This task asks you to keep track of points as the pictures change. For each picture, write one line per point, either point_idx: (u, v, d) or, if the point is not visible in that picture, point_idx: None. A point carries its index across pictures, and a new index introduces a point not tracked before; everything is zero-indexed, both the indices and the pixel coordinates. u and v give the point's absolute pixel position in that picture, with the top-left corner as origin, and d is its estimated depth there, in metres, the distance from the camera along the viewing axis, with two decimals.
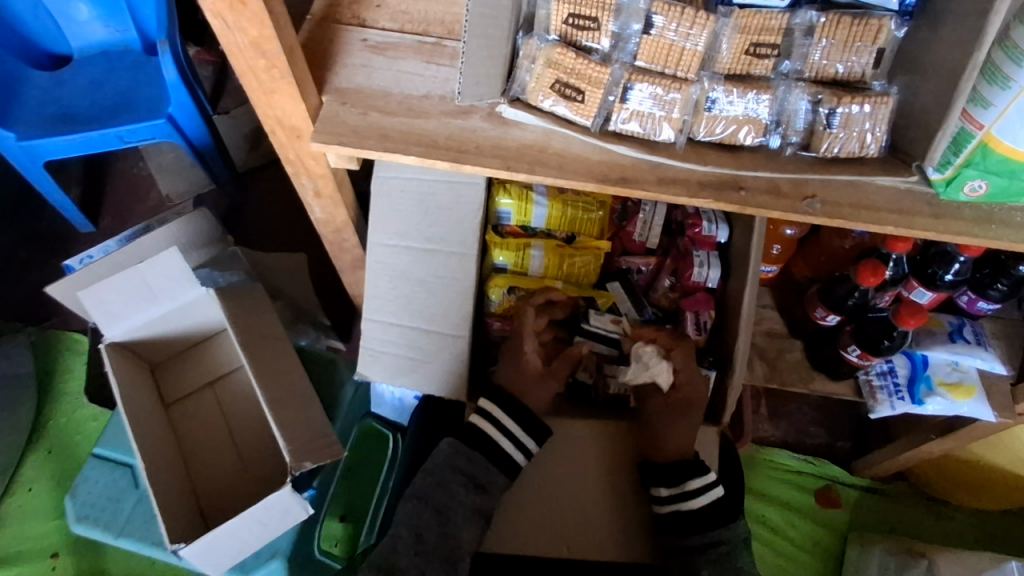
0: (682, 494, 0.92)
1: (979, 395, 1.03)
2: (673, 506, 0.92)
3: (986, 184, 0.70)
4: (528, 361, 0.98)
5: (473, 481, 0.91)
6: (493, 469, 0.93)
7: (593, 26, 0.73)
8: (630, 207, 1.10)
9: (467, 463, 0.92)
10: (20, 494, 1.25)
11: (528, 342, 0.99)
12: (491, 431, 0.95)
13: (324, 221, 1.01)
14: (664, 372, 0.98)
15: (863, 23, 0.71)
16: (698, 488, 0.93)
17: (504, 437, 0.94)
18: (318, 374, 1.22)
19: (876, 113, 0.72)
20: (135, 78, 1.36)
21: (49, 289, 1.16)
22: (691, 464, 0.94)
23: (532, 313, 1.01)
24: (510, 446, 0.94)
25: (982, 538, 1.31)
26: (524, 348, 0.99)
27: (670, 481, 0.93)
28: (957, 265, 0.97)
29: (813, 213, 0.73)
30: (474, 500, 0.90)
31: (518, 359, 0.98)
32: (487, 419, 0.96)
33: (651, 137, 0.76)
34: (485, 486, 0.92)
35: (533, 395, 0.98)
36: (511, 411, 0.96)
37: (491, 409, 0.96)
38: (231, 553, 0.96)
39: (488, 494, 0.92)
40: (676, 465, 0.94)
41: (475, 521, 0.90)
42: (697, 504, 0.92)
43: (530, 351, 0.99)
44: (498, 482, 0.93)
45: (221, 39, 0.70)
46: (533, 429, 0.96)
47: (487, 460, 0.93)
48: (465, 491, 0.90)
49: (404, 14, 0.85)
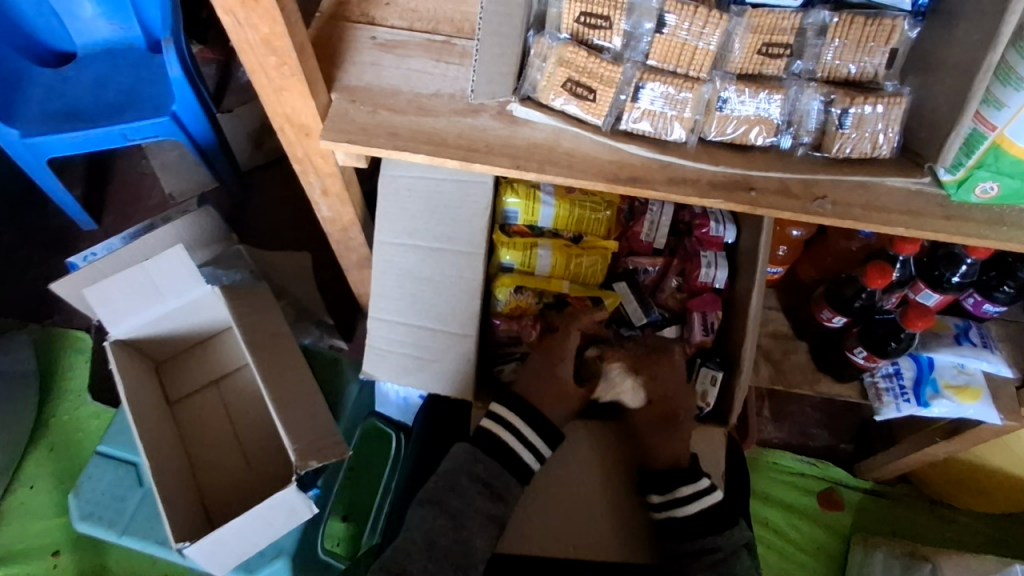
0: (672, 501, 0.92)
1: (986, 397, 1.03)
2: (665, 513, 0.92)
3: (997, 185, 0.70)
4: (565, 380, 0.98)
5: (490, 489, 0.91)
6: (509, 476, 0.93)
7: (605, 24, 0.73)
8: (637, 207, 1.11)
9: (485, 470, 0.92)
10: (22, 491, 1.25)
11: (567, 361, 0.98)
12: (510, 441, 0.94)
13: (330, 220, 1.00)
14: (627, 389, 0.99)
15: (876, 23, 0.71)
16: (687, 496, 0.91)
17: (521, 446, 0.95)
18: (322, 374, 1.25)
19: (889, 114, 0.72)
20: (140, 75, 1.36)
21: (55, 285, 1.17)
22: (682, 470, 0.93)
23: (574, 335, 1.00)
24: (526, 454, 0.95)
25: (985, 543, 1.31)
26: (567, 370, 0.98)
27: (661, 488, 0.93)
28: (964, 266, 0.97)
29: (824, 213, 0.73)
30: (489, 508, 0.90)
31: (561, 380, 0.98)
32: (505, 428, 0.95)
33: (662, 137, 0.76)
34: (502, 494, 0.92)
35: (551, 404, 0.97)
36: (528, 419, 0.95)
37: (508, 417, 0.96)
38: (235, 552, 0.95)
39: (505, 503, 0.91)
40: (666, 472, 0.93)
41: (489, 528, 0.89)
42: (689, 509, 0.91)
43: (569, 372, 0.98)
44: (513, 489, 0.93)
45: (232, 35, 0.70)
46: (547, 434, 0.96)
47: (503, 468, 0.93)
48: (482, 499, 0.90)
49: (413, 12, 0.85)
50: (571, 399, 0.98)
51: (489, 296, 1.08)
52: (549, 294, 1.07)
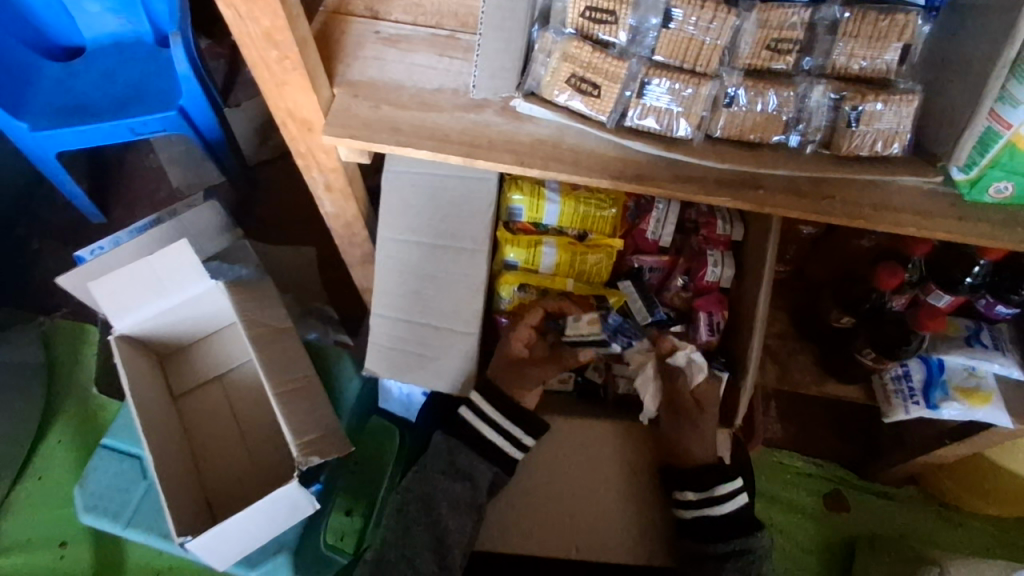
0: (709, 499, 0.93)
1: (996, 402, 1.01)
2: (698, 512, 0.93)
3: (1012, 185, 0.69)
4: (514, 348, 1.01)
5: (457, 471, 0.93)
6: (475, 456, 0.95)
7: (611, 20, 0.72)
8: (643, 204, 1.07)
9: (451, 453, 0.94)
10: (30, 482, 1.25)
11: (520, 331, 1.02)
12: (474, 420, 0.96)
13: (334, 216, 0.99)
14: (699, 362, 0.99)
15: (889, 18, 0.70)
16: (726, 494, 0.93)
17: (487, 425, 0.96)
18: (323, 366, 1.20)
19: (900, 112, 0.70)
20: (147, 68, 1.36)
21: (61, 280, 1.15)
22: (719, 469, 0.95)
23: (534, 310, 1.03)
24: (494, 435, 0.96)
25: (993, 546, 1.29)
26: (514, 338, 1.01)
27: (698, 486, 0.93)
28: (977, 267, 0.93)
29: (833, 213, 0.72)
30: (459, 491, 0.92)
31: (508, 349, 1.01)
32: (472, 408, 0.97)
33: (669, 134, 0.74)
34: (470, 475, 0.94)
35: (523, 385, 0.99)
36: (500, 404, 0.96)
37: (477, 400, 0.97)
38: (238, 547, 0.95)
39: (473, 484, 0.93)
40: (705, 470, 0.94)
41: (462, 511, 0.92)
42: (724, 509, 0.93)
43: (521, 344, 1.01)
44: (482, 470, 0.94)
45: (234, 30, 0.69)
46: (518, 417, 0.97)
47: (472, 449, 0.95)
48: (449, 482, 0.92)
49: (417, 6, 0.83)
50: (529, 375, 0.99)
51: (494, 293, 1.08)
52: (554, 292, 1.07)
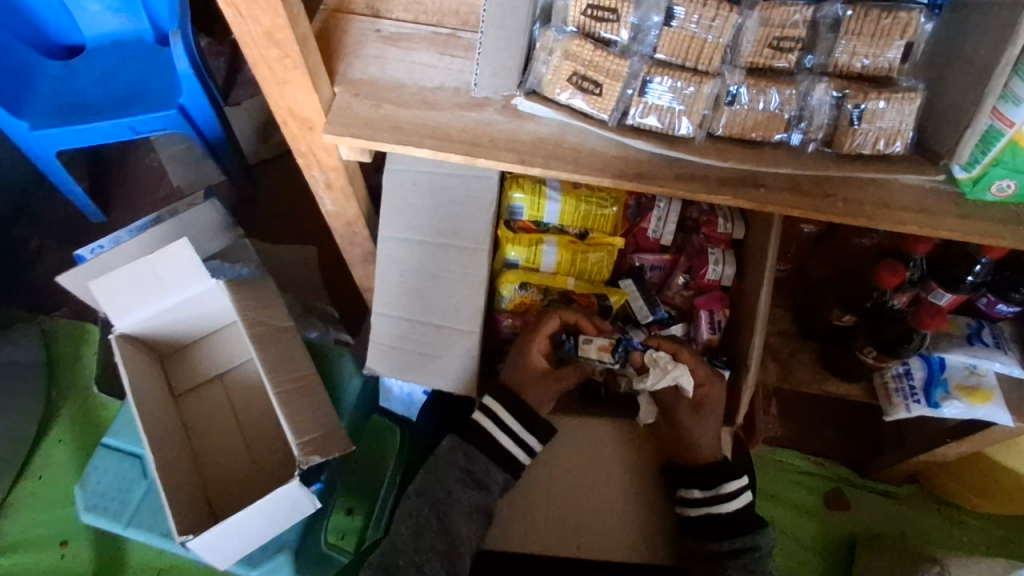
0: (716, 497, 0.93)
1: (997, 399, 1.01)
2: (704, 510, 0.93)
3: (1014, 183, 0.70)
4: (535, 362, 0.98)
5: (471, 477, 0.93)
6: (489, 462, 0.94)
7: (612, 18, 0.72)
8: (644, 203, 1.08)
9: (466, 460, 0.94)
10: (31, 481, 1.25)
11: (538, 344, 0.99)
12: (490, 427, 0.95)
13: (335, 215, 0.99)
14: (684, 374, 0.95)
15: (891, 16, 0.69)
16: (732, 491, 0.94)
17: (502, 432, 0.95)
18: (322, 364, 1.19)
19: (903, 110, 0.70)
20: (147, 67, 1.35)
21: (60, 278, 1.14)
22: (724, 468, 0.95)
23: (551, 319, 0.99)
24: (508, 442, 0.95)
25: (993, 544, 1.29)
26: (532, 351, 0.98)
27: (705, 484, 0.94)
28: (979, 266, 0.94)
29: (835, 212, 0.72)
30: (472, 498, 0.92)
31: (527, 362, 0.98)
32: (487, 414, 0.96)
33: (670, 132, 0.74)
34: (484, 482, 0.93)
35: (534, 390, 0.97)
36: (511, 407, 0.96)
37: (492, 406, 0.96)
38: (239, 546, 0.94)
39: (487, 491, 0.93)
40: (711, 468, 0.94)
41: (474, 517, 0.92)
42: (730, 507, 0.93)
43: (540, 356, 0.99)
44: (496, 476, 0.94)
45: (235, 29, 0.69)
46: (533, 425, 0.96)
47: (486, 456, 0.95)
48: (463, 489, 0.92)
49: (418, 4, 0.83)
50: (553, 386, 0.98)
51: (494, 293, 1.07)
52: (555, 291, 1.06)
